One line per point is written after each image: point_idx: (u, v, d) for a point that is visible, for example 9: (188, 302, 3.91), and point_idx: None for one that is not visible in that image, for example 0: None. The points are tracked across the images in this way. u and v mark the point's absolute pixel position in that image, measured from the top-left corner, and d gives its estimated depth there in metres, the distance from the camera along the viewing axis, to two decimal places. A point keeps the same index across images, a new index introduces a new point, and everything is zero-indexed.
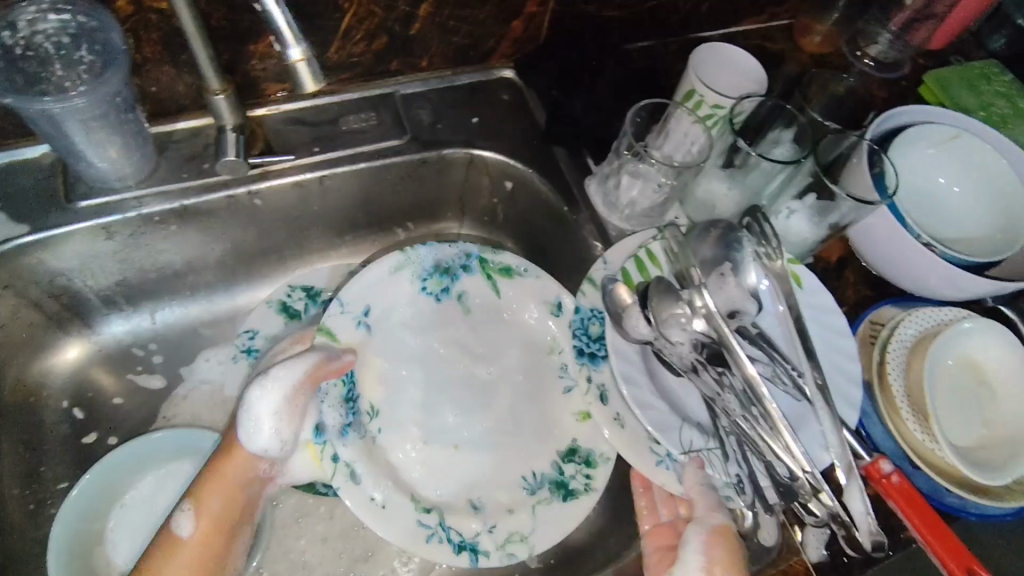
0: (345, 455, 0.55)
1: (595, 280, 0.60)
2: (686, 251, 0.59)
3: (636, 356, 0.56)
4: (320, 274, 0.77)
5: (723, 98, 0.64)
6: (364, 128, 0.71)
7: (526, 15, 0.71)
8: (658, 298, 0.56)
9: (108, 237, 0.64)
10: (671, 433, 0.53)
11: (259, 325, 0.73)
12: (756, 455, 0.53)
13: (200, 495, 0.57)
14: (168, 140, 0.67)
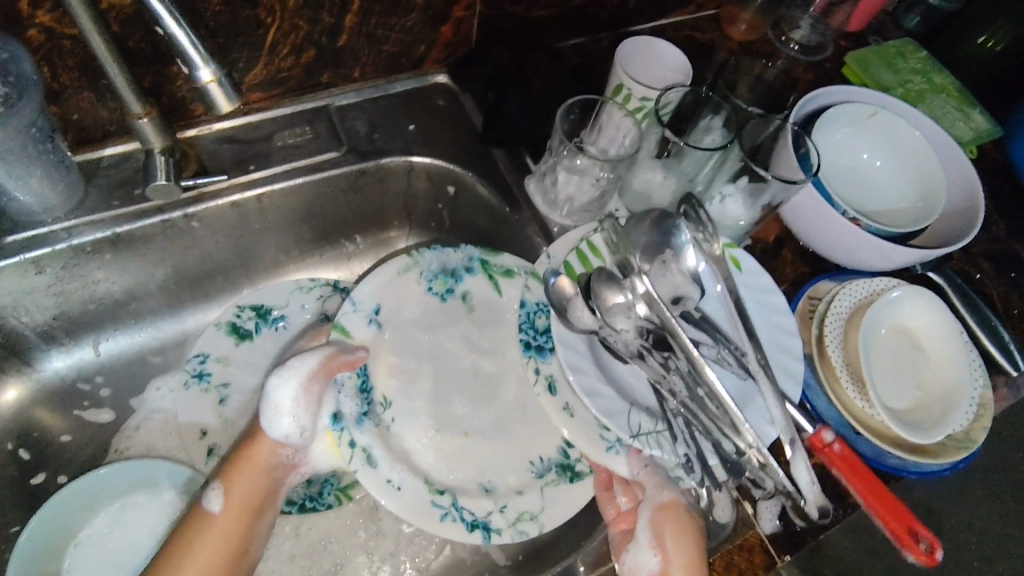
0: (362, 440, 0.55)
1: (539, 274, 0.61)
2: (626, 240, 0.59)
3: (584, 346, 0.54)
4: (269, 291, 0.76)
5: (650, 90, 0.66)
6: (299, 142, 0.71)
7: (454, 20, 0.72)
8: (600, 287, 0.57)
9: (39, 271, 0.62)
10: (619, 418, 0.51)
11: (209, 348, 0.72)
12: (703, 434, 0.54)
13: (229, 477, 0.59)
14: (96, 167, 0.65)
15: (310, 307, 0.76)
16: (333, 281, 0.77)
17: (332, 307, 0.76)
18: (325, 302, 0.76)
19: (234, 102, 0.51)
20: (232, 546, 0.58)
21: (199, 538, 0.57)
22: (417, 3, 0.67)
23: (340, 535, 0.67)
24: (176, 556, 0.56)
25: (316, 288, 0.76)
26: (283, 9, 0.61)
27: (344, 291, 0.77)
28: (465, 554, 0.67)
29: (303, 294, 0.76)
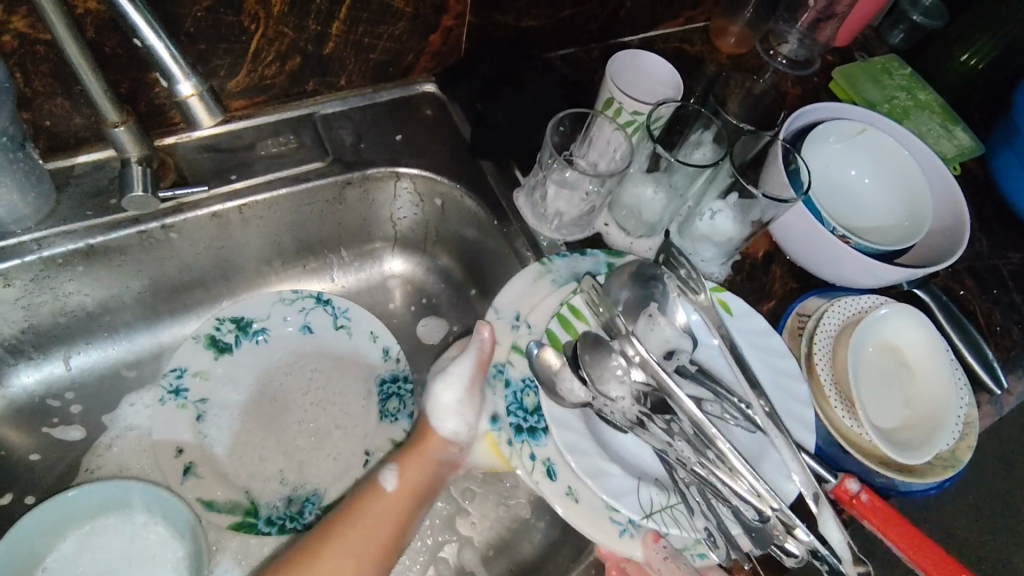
0: (524, 441, 0.54)
1: (520, 347, 0.57)
2: (603, 296, 0.58)
3: (579, 424, 0.53)
4: (249, 305, 0.74)
5: (641, 105, 0.65)
6: (282, 152, 0.69)
7: (442, 28, 0.71)
8: (590, 355, 0.56)
9: (7, 284, 0.59)
10: (628, 497, 0.51)
11: (187, 362, 0.70)
12: (720, 502, 0.52)
13: (409, 458, 0.61)
14: (69, 175, 0.63)
15: (294, 320, 0.75)
16: (316, 293, 0.76)
17: (315, 320, 0.75)
18: (308, 316, 0.75)
19: (219, 115, 0.49)
20: (394, 526, 0.59)
21: (370, 509, 0.59)
22: (404, 12, 0.66)
23: None
24: (347, 516, 0.58)
25: (299, 301, 0.75)
26: (268, 15, 0.60)
27: (327, 303, 0.76)
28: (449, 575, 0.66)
29: (285, 306, 0.75)
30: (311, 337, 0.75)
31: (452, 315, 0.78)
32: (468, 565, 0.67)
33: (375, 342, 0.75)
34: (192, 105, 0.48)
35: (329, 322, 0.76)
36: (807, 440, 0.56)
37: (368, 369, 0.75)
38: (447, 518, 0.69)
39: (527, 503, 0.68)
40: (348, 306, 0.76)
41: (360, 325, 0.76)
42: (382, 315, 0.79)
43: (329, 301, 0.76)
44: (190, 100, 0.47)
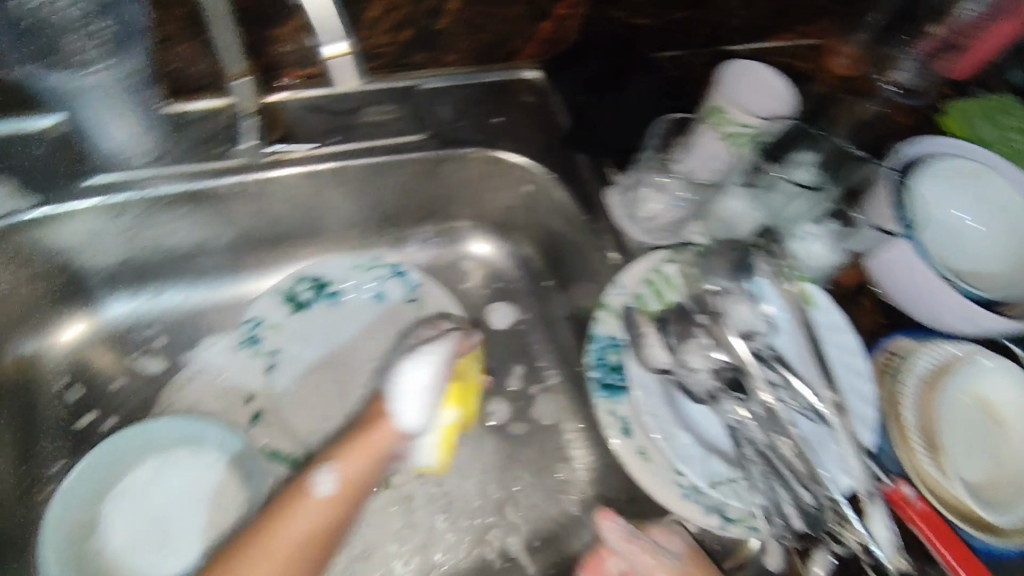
0: (623, 411, 0.58)
1: (612, 308, 0.63)
2: (699, 272, 0.63)
3: (658, 387, 0.59)
4: (332, 265, 0.76)
5: (749, 116, 0.63)
6: (383, 121, 0.69)
7: (555, 17, 0.72)
8: (679, 328, 0.59)
9: (118, 215, 0.62)
10: (695, 465, 0.56)
11: (266, 314, 0.73)
12: (782, 485, 0.52)
13: (345, 457, 0.63)
14: (181, 120, 0.62)
15: (366, 288, 0.76)
16: (393, 265, 0.77)
17: (388, 289, 0.76)
18: (382, 285, 0.76)
19: None
20: (323, 531, 0.60)
21: (302, 513, 0.59)
22: None
23: (372, 520, 0.67)
24: (269, 533, 0.58)
25: (375, 269, 0.77)
26: None
27: (403, 275, 0.77)
28: (492, 559, 0.67)
29: (361, 273, 0.76)
30: (382, 305, 0.76)
31: (524, 304, 0.79)
32: (513, 550, 0.68)
33: (444, 320, 0.75)
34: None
35: (401, 294, 0.76)
36: (866, 437, 0.56)
37: (435, 346, 0.74)
38: (496, 502, 0.70)
39: (577, 501, 0.69)
40: (422, 279, 0.77)
41: (431, 300, 0.76)
42: (455, 295, 0.79)
43: (402, 273, 0.77)
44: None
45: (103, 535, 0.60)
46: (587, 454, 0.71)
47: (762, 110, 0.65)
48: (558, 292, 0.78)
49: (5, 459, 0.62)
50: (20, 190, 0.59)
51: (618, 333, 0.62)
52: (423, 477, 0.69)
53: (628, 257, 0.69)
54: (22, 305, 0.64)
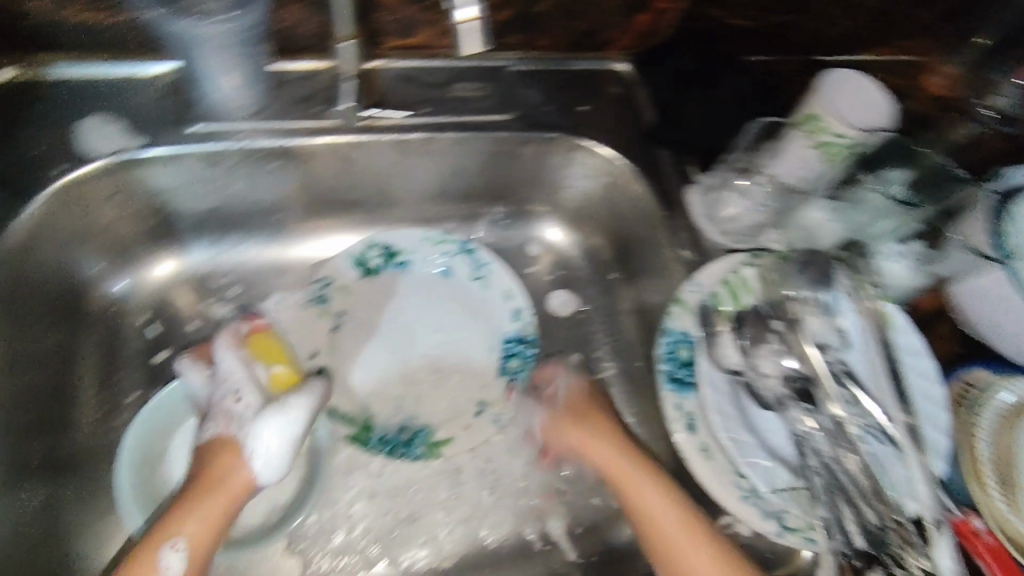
0: (690, 406, 0.58)
1: (687, 304, 0.62)
2: (779, 274, 0.63)
3: (726, 388, 0.59)
4: (402, 235, 0.77)
5: (847, 128, 0.60)
6: (472, 97, 0.70)
7: (655, 10, 0.71)
8: (753, 327, 0.60)
9: (214, 164, 0.63)
10: (759, 469, 0.56)
11: (336, 275, 0.75)
12: (846, 500, 0.51)
13: (184, 523, 0.54)
14: (284, 77, 0.65)
15: (435, 262, 0.77)
16: (461, 241, 0.77)
17: (455, 266, 0.77)
18: (450, 261, 0.77)
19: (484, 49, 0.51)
20: None
21: None
22: None
23: (421, 488, 0.68)
24: None
25: (445, 244, 0.77)
26: None
27: (472, 252, 0.77)
28: (532, 540, 0.68)
29: (431, 247, 0.77)
30: (448, 280, 0.77)
31: (586, 295, 0.79)
32: (554, 535, 0.68)
33: (507, 302, 0.75)
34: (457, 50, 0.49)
35: (468, 271, 0.77)
36: (937, 466, 0.55)
37: (496, 324, 0.75)
38: (543, 485, 0.70)
39: None
40: (491, 260, 0.76)
41: (498, 280, 0.76)
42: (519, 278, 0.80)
43: (470, 251, 0.77)
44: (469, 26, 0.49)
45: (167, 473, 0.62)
46: None
47: (860, 121, 0.62)
48: (621, 285, 0.78)
49: (86, 384, 0.63)
50: (127, 128, 0.60)
51: (690, 327, 0.62)
52: (473, 452, 0.70)
53: (702, 255, 0.69)
54: (112, 237, 0.65)
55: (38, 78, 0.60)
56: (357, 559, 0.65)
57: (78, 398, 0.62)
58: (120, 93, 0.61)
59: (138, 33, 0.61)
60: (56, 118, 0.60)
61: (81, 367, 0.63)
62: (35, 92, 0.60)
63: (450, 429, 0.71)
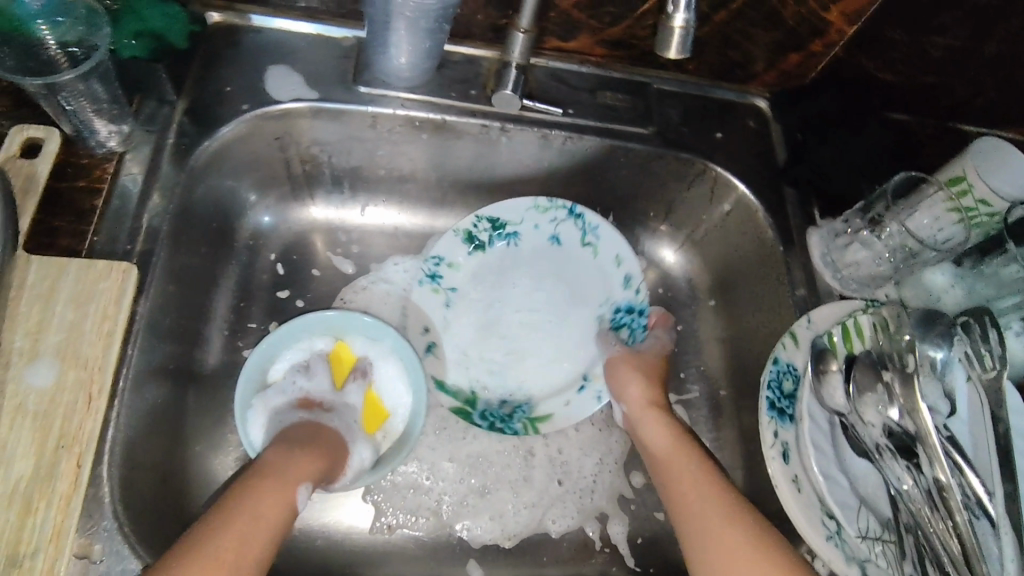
0: (784, 435, 0.59)
1: (797, 336, 0.63)
2: (898, 323, 0.60)
3: (824, 425, 0.59)
4: (507, 207, 0.75)
5: (995, 195, 0.61)
6: (616, 106, 0.73)
7: (807, 52, 0.72)
8: (863, 372, 0.59)
9: (373, 126, 0.68)
10: (851, 514, 0.56)
11: (445, 253, 0.75)
12: (934, 561, 0.52)
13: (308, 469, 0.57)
14: (447, 59, 0.70)
15: (543, 227, 0.76)
16: (571, 205, 0.74)
17: (564, 231, 0.76)
18: (559, 226, 0.76)
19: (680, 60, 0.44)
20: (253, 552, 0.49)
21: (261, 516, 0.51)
22: (786, 23, 0.69)
23: (496, 465, 0.71)
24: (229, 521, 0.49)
25: (552, 211, 0.75)
26: None
27: (579, 217, 0.74)
28: (594, 539, 0.69)
29: (538, 214, 0.75)
30: (557, 247, 0.76)
31: (679, 315, 0.81)
32: (615, 539, 0.70)
33: (618, 267, 0.75)
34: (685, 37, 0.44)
35: (576, 236, 0.75)
36: None
37: (602, 297, 0.76)
38: (612, 487, 0.72)
39: None
40: (599, 224, 0.74)
41: (607, 246, 0.75)
42: None
43: (581, 217, 0.75)
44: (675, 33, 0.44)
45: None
46: None
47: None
48: (719, 312, 0.79)
49: (219, 306, 0.68)
50: (306, 82, 0.66)
51: (797, 359, 0.63)
52: (548, 441, 0.73)
53: (816, 296, 0.69)
54: (268, 176, 0.70)
55: (242, 25, 0.67)
56: (427, 518, 0.69)
57: (212, 317, 0.67)
58: (306, 50, 0.67)
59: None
60: (250, 61, 0.66)
61: (218, 291, 0.68)
62: (235, 36, 0.67)
63: (549, 405, 0.73)
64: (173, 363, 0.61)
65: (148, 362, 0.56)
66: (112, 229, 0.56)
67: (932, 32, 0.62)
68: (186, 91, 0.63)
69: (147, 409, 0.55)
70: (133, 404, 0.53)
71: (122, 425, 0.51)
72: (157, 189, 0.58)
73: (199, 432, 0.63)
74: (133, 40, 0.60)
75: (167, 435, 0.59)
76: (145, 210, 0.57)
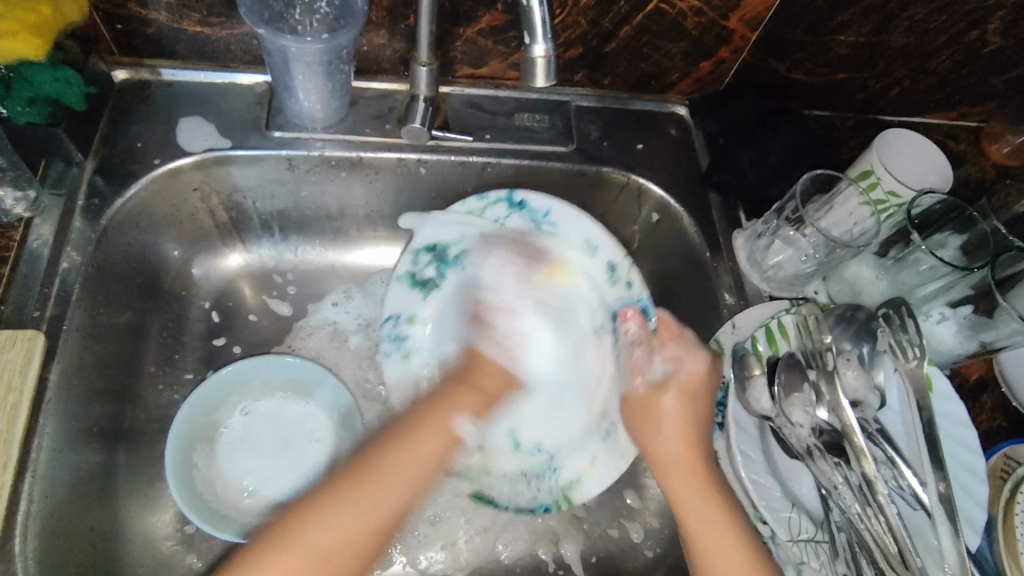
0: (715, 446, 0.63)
1: (723, 344, 0.65)
2: (819, 324, 0.59)
3: (753, 430, 0.61)
4: (443, 230, 0.72)
5: (902, 187, 0.63)
6: (536, 128, 0.74)
7: (717, 58, 0.73)
8: (785, 374, 0.58)
9: (291, 168, 0.68)
10: (782, 518, 0.57)
11: (404, 308, 0.72)
12: (865, 554, 0.52)
13: (467, 395, 0.61)
14: (361, 95, 0.70)
15: (490, 232, 0.71)
16: (506, 195, 0.71)
17: (514, 230, 0.71)
18: (506, 225, 0.71)
19: (550, 86, 0.49)
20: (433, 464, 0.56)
21: (425, 438, 0.57)
22: (690, 33, 0.70)
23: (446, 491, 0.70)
24: (387, 450, 0.55)
25: (489, 209, 0.71)
26: (575, 6, 0.65)
27: (521, 207, 0.70)
28: (547, 561, 0.69)
29: (476, 221, 0.71)
30: (515, 248, 0.71)
31: None
32: (568, 560, 0.70)
33: (596, 256, 0.70)
34: (548, 64, 0.48)
35: (529, 227, 0.71)
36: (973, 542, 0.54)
37: (592, 305, 0.70)
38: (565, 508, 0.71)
39: (638, 529, 0.71)
40: (549, 207, 0.70)
41: (568, 231, 0.71)
42: None
43: (525, 206, 0.70)
44: (542, 63, 0.47)
45: (240, 474, 0.66)
46: (661, 486, 0.72)
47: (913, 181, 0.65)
48: None
49: (149, 360, 0.68)
50: (218, 130, 0.66)
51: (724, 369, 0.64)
52: None
53: (744, 300, 0.69)
54: (192, 226, 0.70)
55: (149, 80, 0.68)
56: None
57: (141, 371, 0.67)
58: (218, 99, 0.68)
59: (237, 47, 0.66)
60: (160, 115, 0.66)
61: (149, 345, 0.68)
62: (144, 91, 0.67)
63: (576, 466, 0.68)
64: (100, 423, 0.61)
65: (68, 428, 0.56)
66: (20, 298, 0.56)
67: (834, 32, 0.65)
68: (95, 152, 0.64)
69: (70, 477, 0.56)
70: (52, 473, 0.53)
71: (38, 494, 0.51)
72: (68, 251, 0.58)
73: (131, 492, 0.63)
74: (28, 108, 0.57)
75: (91, 499, 0.58)
76: (56, 275, 0.57)
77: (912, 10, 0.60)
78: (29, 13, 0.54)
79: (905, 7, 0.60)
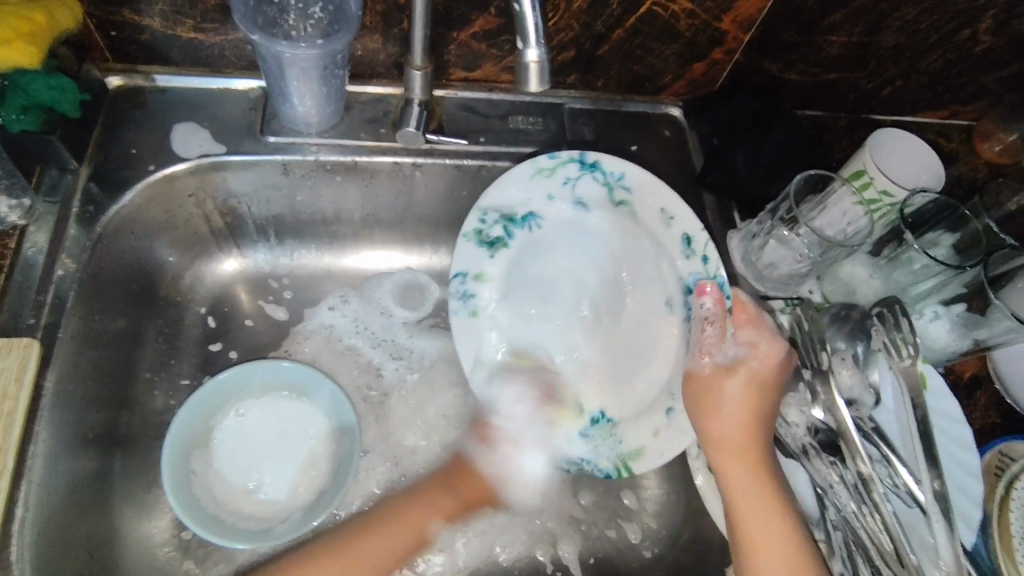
0: None
1: None
2: (814, 323, 0.60)
3: None
4: (511, 190, 0.67)
5: (894, 186, 0.63)
6: (530, 131, 0.74)
7: (710, 59, 0.74)
8: None
9: (286, 173, 0.68)
10: None
11: (469, 266, 0.66)
12: (861, 551, 0.53)
13: (425, 511, 0.64)
14: (356, 100, 0.71)
15: (558, 193, 0.67)
16: (579, 155, 0.67)
17: (585, 192, 0.68)
18: (577, 188, 0.68)
19: (544, 90, 0.49)
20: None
21: (366, 546, 0.59)
22: (682, 35, 0.70)
23: None
24: (341, 555, 0.58)
25: (561, 170, 0.67)
26: (568, 10, 0.66)
27: (596, 169, 0.67)
28: (545, 562, 0.70)
29: (546, 180, 0.67)
30: (585, 213, 0.68)
31: None
32: (566, 560, 0.70)
33: (672, 227, 0.67)
34: (541, 69, 0.48)
35: (601, 193, 0.68)
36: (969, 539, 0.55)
37: (662, 276, 0.67)
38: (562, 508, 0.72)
39: (636, 530, 0.71)
40: (622, 171, 0.67)
41: (643, 198, 0.67)
42: None
43: (597, 168, 0.67)
44: (535, 67, 0.47)
45: (242, 476, 0.66)
46: (658, 486, 0.72)
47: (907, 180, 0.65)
48: None
49: (145, 366, 0.68)
50: (212, 136, 0.66)
51: None
52: None
53: None
54: (188, 232, 0.71)
55: (143, 87, 0.68)
56: None
57: (137, 377, 0.67)
58: (212, 105, 0.68)
59: (231, 53, 0.67)
60: (154, 121, 0.67)
61: (146, 350, 0.68)
62: (138, 98, 0.67)
63: (637, 436, 0.65)
64: (97, 430, 0.61)
65: (64, 435, 0.56)
66: (14, 307, 0.56)
67: (825, 32, 0.66)
68: (89, 159, 0.64)
69: (66, 484, 0.56)
70: (48, 480, 0.53)
71: (33, 501, 0.51)
72: (63, 258, 0.58)
73: (128, 498, 0.63)
74: (23, 115, 0.57)
75: (88, 506, 0.58)
76: (51, 282, 0.57)
77: (903, 10, 0.61)
78: (23, 22, 0.54)
79: (896, 7, 0.61)
